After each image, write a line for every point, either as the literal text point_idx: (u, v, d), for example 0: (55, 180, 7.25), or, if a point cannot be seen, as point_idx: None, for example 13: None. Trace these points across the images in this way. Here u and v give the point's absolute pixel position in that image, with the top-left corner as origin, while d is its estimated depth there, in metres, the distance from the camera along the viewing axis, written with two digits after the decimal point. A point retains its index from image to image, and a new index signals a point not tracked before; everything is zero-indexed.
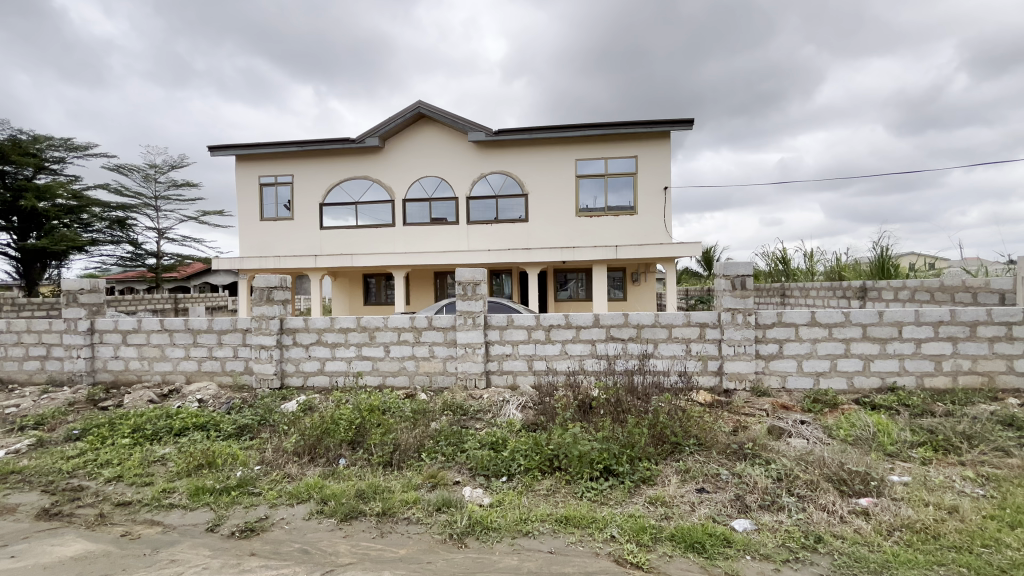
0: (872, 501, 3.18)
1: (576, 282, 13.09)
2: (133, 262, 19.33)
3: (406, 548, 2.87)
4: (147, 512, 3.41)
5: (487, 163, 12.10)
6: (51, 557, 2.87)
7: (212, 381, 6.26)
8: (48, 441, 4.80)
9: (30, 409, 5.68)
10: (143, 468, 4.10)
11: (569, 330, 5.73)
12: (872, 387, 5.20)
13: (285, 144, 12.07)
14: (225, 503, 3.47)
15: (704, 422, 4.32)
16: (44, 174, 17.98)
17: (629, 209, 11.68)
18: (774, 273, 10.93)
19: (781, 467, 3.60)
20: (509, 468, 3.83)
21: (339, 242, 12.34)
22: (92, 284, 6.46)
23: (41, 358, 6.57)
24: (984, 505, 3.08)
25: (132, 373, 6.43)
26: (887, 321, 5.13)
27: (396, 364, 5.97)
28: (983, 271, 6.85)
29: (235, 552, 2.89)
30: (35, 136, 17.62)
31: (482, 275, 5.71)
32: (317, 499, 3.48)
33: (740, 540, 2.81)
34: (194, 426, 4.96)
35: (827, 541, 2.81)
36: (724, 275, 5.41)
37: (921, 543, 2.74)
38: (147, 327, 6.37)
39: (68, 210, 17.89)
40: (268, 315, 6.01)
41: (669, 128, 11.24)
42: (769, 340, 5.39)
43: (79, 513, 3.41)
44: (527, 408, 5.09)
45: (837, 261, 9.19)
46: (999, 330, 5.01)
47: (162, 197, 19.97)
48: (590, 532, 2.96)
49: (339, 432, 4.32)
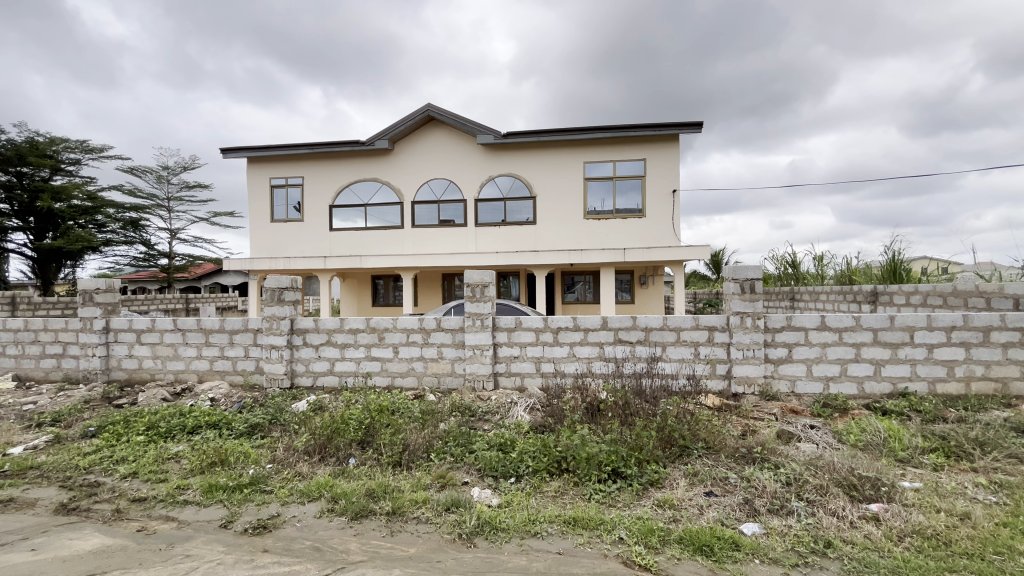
0: (883, 506, 3.16)
1: (583, 284, 13.11)
2: (146, 262, 19.63)
3: (416, 547, 2.90)
4: (162, 508, 3.48)
5: (495, 166, 12.17)
6: (70, 550, 2.95)
7: (223, 380, 6.35)
8: (65, 437, 4.90)
9: (47, 406, 5.80)
10: (158, 465, 4.18)
11: (576, 332, 5.75)
12: (883, 392, 5.16)
13: (296, 145, 12.21)
14: (238, 500, 3.53)
15: (712, 425, 4.30)
16: (61, 175, 18.36)
17: (638, 211, 11.67)
18: (784, 277, 10.96)
19: (790, 472, 3.59)
20: (518, 469, 3.86)
21: (348, 243, 12.45)
22: (107, 284, 6.60)
23: (57, 356, 6.71)
24: (998, 512, 3.04)
25: (146, 371, 6.54)
26: (899, 325, 5.10)
27: (405, 365, 6.02)
28: (996, 276, 6.75)
29: (249, 548, 2.94)
30: (51, 137, 18.01)
31: (490, 277, 5.73)
32: (327, 497, 3.52)
33: (749, 543, 2.82)
34: (206, 424, 5.03)
35: (837, 545, 2.80)
36: (733, 278, 5.41)
37: (932, 549, 2.73)
38: (161, 326, 6.47)
39: (83, 210, 18.26)
40: (279, 316, 6.09)
41: (678, 130, 11.20)
42: (778, 343, 5.37)
43: (96, 508, 3.49)
44: (535, 410, 5.12)
45: (848, 265, 9.15)
46: (1013, 336, 4.95)
47: (174, 198, 20.28)
48: (598, 534, 2.98)
49: (349, 432, 4.37)
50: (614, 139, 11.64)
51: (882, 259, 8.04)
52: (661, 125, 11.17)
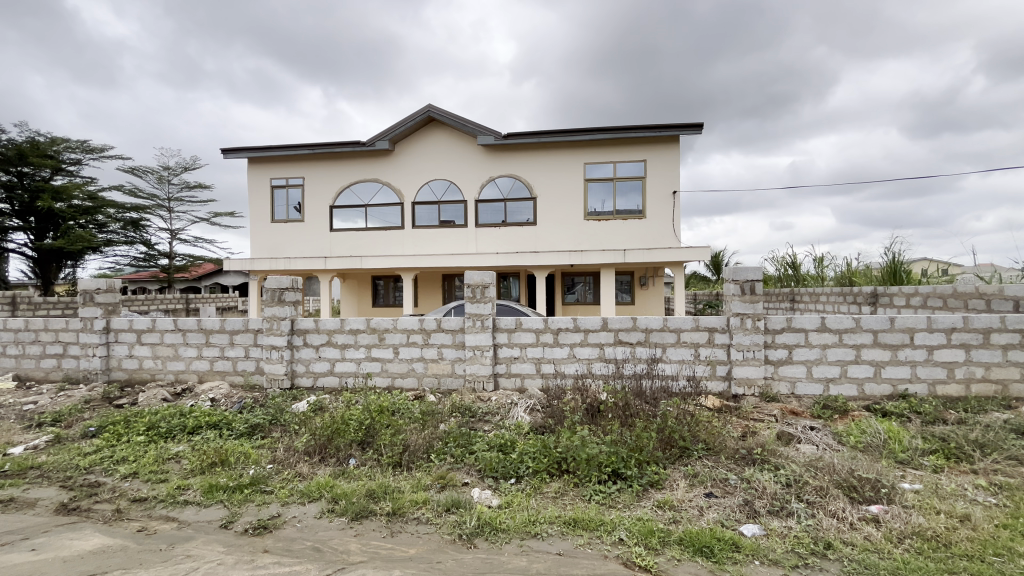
0: (882, 508, 3.16)
1: (583, 285, 13.11)
2: (147, 262, 19.63)
3: (416, 547, 2.91)
4: (163, 508, 3.48)
5: (495, 167, 12.18)
6: (70, 550, 2.95)
7: (224, 380, 6.36)
8: (65, 437, 4.90)
9: (47, 406, 5.81)
10: (158, 465, 4.18)
11: (577, 333, 5.76)
12: (883, 394, 5.16)
13: (296, 146, 12.22)
14: (238, 500, 3.53)
15: (712, 426, 4.30)
16: (61, 175, 18.37)
17: (638, 212, 11.68)
18: (784, 278, 11.00)
19: (790, 473, 3.60)
20: (518, 470, 3.86)
21: (348, 244, 12.46)
22: (108, 284, 6.61)
23: (57, 356, 6.71)
24: (997, 514, 3.04)
25: (147, 371, 6.54)
26: (899, 327, 5.10)
27: (405, 365, 6.02)
28: (996, 278, 6.75)
29: (249, 549, 2.94)
30: (52, 137, 18.02)
31: (491, 278, 5.73)
32: (328, 498, 3.53)
33: (749, 545, 2.82)
34: (207, 424, 5.04)
35: (836, 547, 2.80)
36: (734, 280, 5.40)
37: (932, 551, 2.73)
38: (161, 326, 6.48)
39: (84, 210, 18.28)
40: (279, 316, 6.09)
41: (678, 131, 11.21)
42: (778, 345, 5.37)
43: (96, 508, 3.49)
44: (535, 411, 5.13)
45: (848, 266, 9.19)
46: (1013, 338, 4.95)
47: (174, 198, 20.28)
48: (598, 535, 2.98)
49: (349, 432, 4.38)
50: (615, 140, 11.65)
51: (882, 261, 8.08)
52: (661, 126, 11.18)
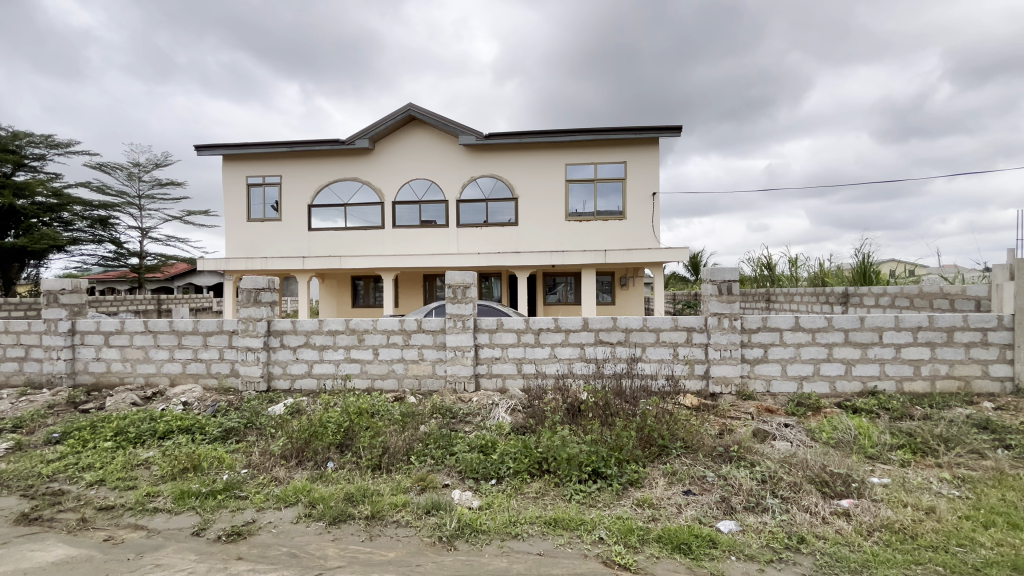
0: (853, 502, 3.26)
1: (565, 285, 13.17)
2: (116, 262, 18.93)
3: (396, 551, 2.87)
4: (130, 517, 3.35)
5: (477, 166, 12.14)
6: (32, 562, 2.82)
7: (197, 383, 6.17)
8: (27, 444, 4.69)
9: (7, 412, 5.54)
10: (126, 472, 4.03)
11: (558, 333, 5.78)
12: (853, 391, 5.32)
13: (274, 143, 11.96)
14: (211, 506, 3.43)
15: (690, 425, 4.38)
16: (24, 171, 17.57)
17: (618, 213, 11.80)
18: (760, 278, 11.25)
19: (765, 470, 3.67)
20: (498, 470, 3.84)
21: (328, 243, 12.27)
22: (74, 284, 6.34)
23: (19, 359, 6.42)
24: (960, 506, 3.17)
25: (115, 375, 6.31)
26: (868, 326, 5.27)
27: (385, 367, 5.95)
28: (960, 279, 7.04)
29: (221, 556, 2.86)
30: (14, 132, 17.23)
31: (472, 279, 5.70)
32: (305, 502, 3.46)
33: (725, 541, 2.86)
34: (179, 429, 4.88)
35: (810, 541, 2.87)
36: (711, 280, 5.49)
37: (899, 543, 2.82)
38: (130, 328, 6.24)
39: (48, 208, 17.52)
40: (255, 317, 5.95)
41: (657, 133, 11.37)
42: (754, 344, 5.48)
43: (60, 518, 3.35)
44: (516, 412, 5.12)
45: (821, 267, 9.46)
46: (975, 336, 5.17)
47: (145, 196, 19.63)
48: (579, 534, 2.99)
49: (327, 435, 4.30)
50: (596, 141, 11.74)
51: (853, 262, 8.35)
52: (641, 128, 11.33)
